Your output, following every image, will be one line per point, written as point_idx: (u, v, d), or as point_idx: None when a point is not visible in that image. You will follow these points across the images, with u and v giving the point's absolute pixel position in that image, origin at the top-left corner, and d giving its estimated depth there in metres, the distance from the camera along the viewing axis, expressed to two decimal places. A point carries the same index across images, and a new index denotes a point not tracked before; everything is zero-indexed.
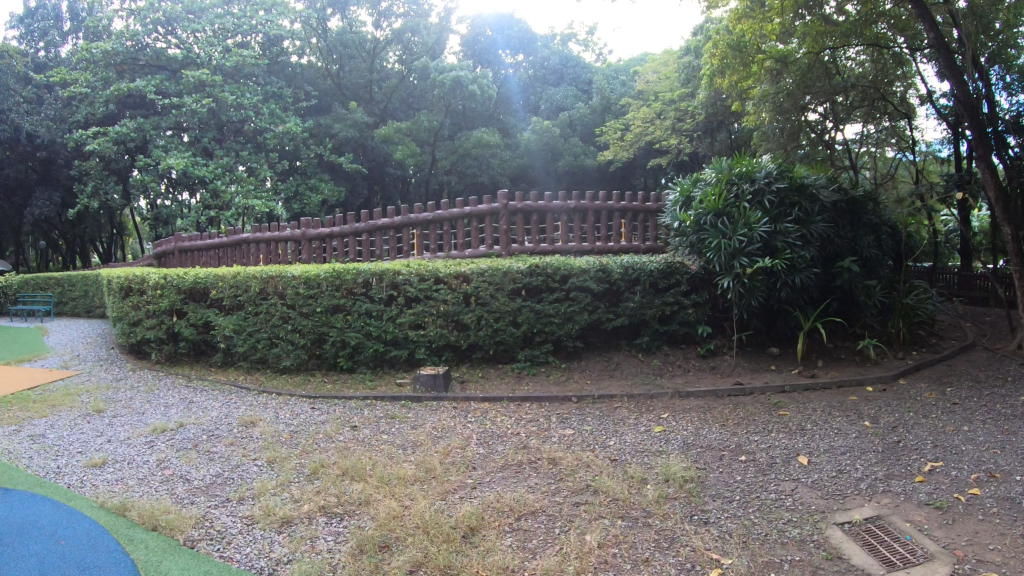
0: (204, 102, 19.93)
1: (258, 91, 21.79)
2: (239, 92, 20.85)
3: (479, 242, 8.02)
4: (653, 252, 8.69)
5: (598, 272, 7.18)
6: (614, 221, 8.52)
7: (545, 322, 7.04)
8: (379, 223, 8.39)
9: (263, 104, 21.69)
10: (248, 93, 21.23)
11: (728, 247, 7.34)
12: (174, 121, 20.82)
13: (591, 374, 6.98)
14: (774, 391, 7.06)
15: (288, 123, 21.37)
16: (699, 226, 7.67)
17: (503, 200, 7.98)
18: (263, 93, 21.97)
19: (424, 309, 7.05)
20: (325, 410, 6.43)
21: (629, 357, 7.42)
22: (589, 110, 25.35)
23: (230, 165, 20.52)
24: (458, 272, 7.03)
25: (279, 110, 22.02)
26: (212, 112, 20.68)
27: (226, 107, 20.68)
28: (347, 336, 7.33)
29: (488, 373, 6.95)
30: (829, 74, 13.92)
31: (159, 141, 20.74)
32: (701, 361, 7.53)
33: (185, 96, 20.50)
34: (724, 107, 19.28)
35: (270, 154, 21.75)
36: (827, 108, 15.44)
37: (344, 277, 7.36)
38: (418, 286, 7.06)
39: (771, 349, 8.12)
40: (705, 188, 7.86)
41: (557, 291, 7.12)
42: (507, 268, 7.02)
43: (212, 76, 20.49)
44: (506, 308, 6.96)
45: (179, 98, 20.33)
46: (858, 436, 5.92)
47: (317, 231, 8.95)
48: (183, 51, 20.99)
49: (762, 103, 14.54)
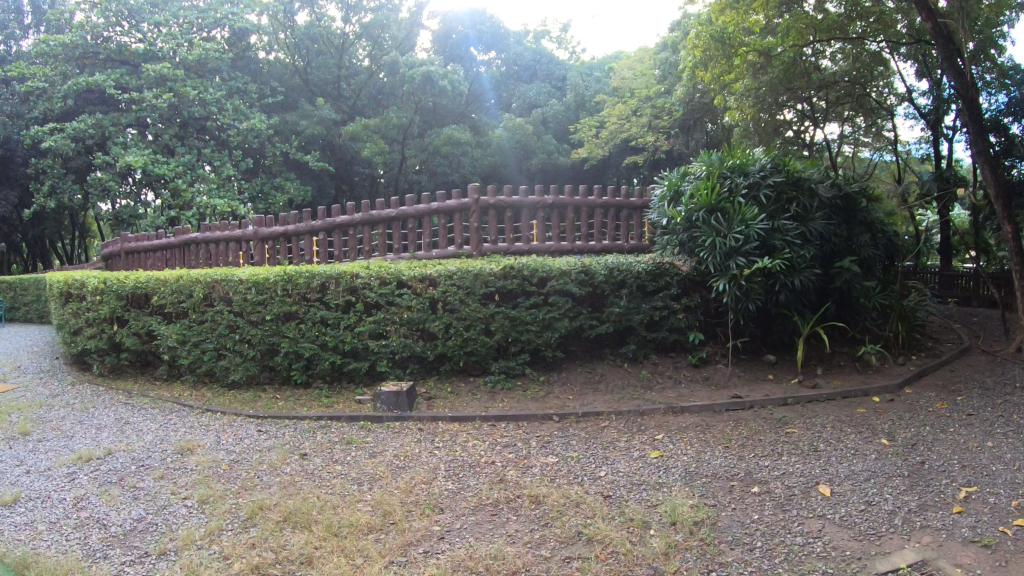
0: (164, 96, 18.97)
1: (223, 86, 20.84)
2: (202, 87, 19.89)
3: (446, 242, 7.29)
4: (638, 251, 7.94)
5: (580, 274, 6.45)
6: (596, 218, 7.79)
7: (522, 330, 6.30)
8: (337, 221, 7.62)
9: (227, 100, 20.73)
10: (211, 89, 20.27)
11: (724, 246, 6.66)
12: (134, 117, 19.81)
13: (573, 387, 6.25)
14: (776, 404, 6.40)
15: (252, 120, 20.44)
16: (690, 224, 6.97)
17: (473, 194, 7.24)
18: (227, 89, 21.00)
19: (386, 317, 6.26)
20: (273, 435, 5.66)
21: (615, 368, 6.71)
22: (563, 107, 24.65)
23: (192, 163, 19.56)
24: (423, 274, 6.26)
25: (244, 106, 21.08)
26: (173, 108, 19.70)
27: (188, 103, 19.71)
28: (299, 348, 6.55)
29: (458, 387, 6.19)
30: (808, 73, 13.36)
31: (117, 137, 19.72)
32: (694, 371, 6.85)
33: (144, 91, 19.50)
34: (705, 104, 18.67)
35: (233, 152, 20.81)
36: (803, 108, 14.93)
37: (295, 281, 6.58)
38: (378, 290, 6.28)
39: (768, 357, 7.45)
40: (695, 182, 7.17)
41: (535, 295, 6.38)
42: (478, 270, 6.25)
43: (173, 70, 19.51)
44: (478, 314, 6.20)
45: (138, 92, 19.32)
46: (875, 460, 5.27)
47: (270, 230, 8.16)
48: (144, 45, 19.97)
49: (741, 104, 13.97)
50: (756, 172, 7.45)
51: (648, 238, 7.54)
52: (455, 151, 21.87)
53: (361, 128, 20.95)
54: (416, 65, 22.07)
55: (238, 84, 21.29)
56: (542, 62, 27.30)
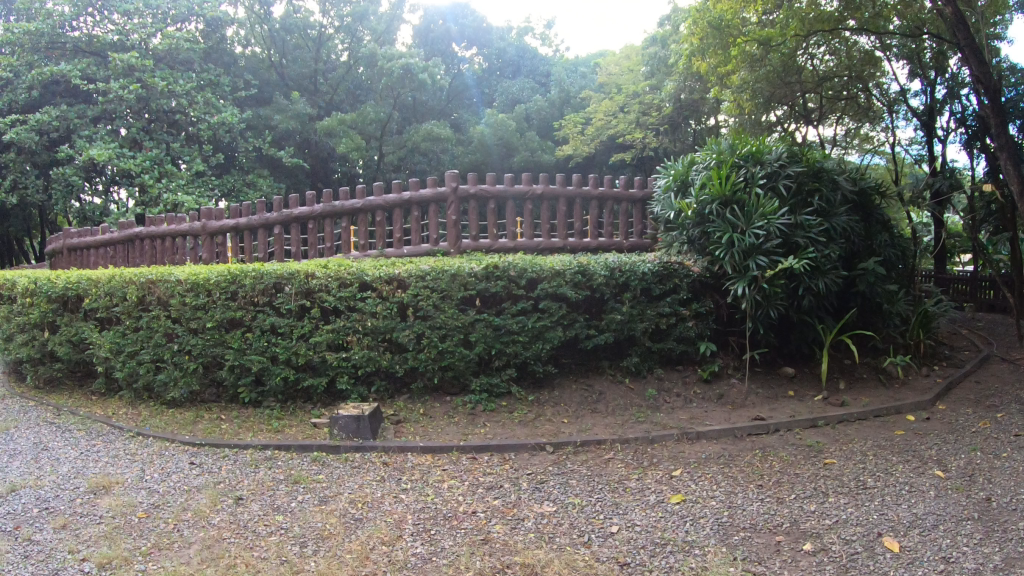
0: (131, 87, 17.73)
1: (195, 79, 19.60)
2: (172, 78, 18.63)
3: (419, 237, 6.34)
4: (639, 249, 6.97)
5: (576, 275, 5.46)
6: (591, 211, 6.84)
7: (508, 340, 5.30)
8: (295, 213, 6.64)
9: (197, 92, 19.48)
10: (182, 80, 19.00)
11: (742, 244, 5.75)
12: (100, 109, 18.48)
13: (568, 408, 5.30)
14: (803, 428, 5.53)
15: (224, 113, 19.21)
16: (702, 218, 6.06)
17: (451, 183, 6.28)
18: (198, 80, 19.69)
19: (345, 325, 5.24)
20: (206, 470, 4.75)
21: (615, 384, 5.76)
22: (546, 103, 23.48)
23: (161, 159, 18.21)
24: (389, 274, 5.24)
25: (216, 99, 19.84)
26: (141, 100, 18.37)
27: (156, 95, 18.44)
28: (245, 362, 5.57)
29: (431, 410, 5.21)
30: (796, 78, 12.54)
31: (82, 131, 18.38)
32: (705, 389, 5.93)
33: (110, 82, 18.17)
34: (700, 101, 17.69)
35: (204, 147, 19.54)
36: (788, 111, 13.98)
37: (239, 284, 5.62)
38: (337, 294, 5.26)
39: (787, 370, 6.56)
40: (707, 171, 6.25)
41: (524, 300, 5.38)
42: (455, 270, 5.24)
43: (142, 60, 18.29)
44: (455, 321, 5.18)
45: (103, 83, 18.01)
46: (933, 500, 4.37)
47: (219, 224, 7.17)
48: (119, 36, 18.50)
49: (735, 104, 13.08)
50: (774, 160, 6.55)
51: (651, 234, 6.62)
52: (435, 147, 20.77)
53: (337, 123, 19.76)
54: (394, 57, 20.99)
55: (210, 76, 19.98)
56: (525, 57, 26.17)
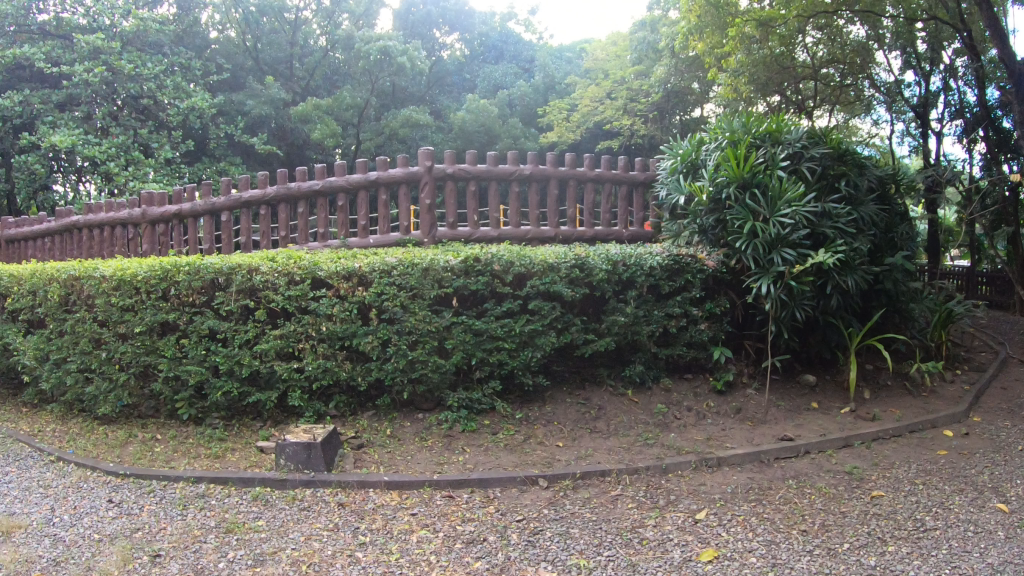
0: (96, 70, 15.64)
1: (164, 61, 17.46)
2: (140, 61, 16.60)
3: (388, 224, 5.51)
4: (640, 239, 6.12)
5: (574, 271, 4.40)
6: (587, 196, 6.00)
7: (491, 348, 4.29)
8: (244, 196, 5.76)
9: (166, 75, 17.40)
10: (151, 62, 16.88)
11: (766, 235, 4.97)
12: (65, 95, 16.36)
13: (563, 427, 4.46)
14: (833, 450, 4.79)
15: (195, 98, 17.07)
16: (717, 204, 5.26)
17: (425, 162, 5.44)
18: (168, 64, 17.62)
19: (294, 330, 4.28)
20: (125, 512, 3.94)
21: (616, 398, 4.91)
22: (530, 88, 22.00)
23: (128, 146, 15.89)
24: (346, 269, 4.19)
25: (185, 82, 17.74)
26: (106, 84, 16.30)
27: (123, 78, 16.34)
28: (181, 373, 4.76)
29: (399, 431, 4.36)
30: (790, 73, 11.49)
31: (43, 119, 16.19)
32: (718, 403, 5.14)
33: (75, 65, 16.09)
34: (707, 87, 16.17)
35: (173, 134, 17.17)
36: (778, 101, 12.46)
37: (173, 281, 4.73)
38: (285, 293, 4.24)
39: (808, 378, 5.81)
40: (721, 151, 5.45)
41: (510, 299, 4.36)
42: (427, 263, 4.20)
43: (108, 42, 16.21)
44: (427, 325, 4.16)
45: (66, 65, 15.92)
46: (1008, 545, 3.58)
47: (160, 210, 6.28)
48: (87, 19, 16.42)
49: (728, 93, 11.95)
50: (795, 140, 5.80)
51: (656, 224, 5.81)
52: (415, 134, 19.60)
53: (313, 108, 18.46)
54: (372, 40, 19.86)
55: (180, 59, 17.99)
56: (509, 42, 25.00)
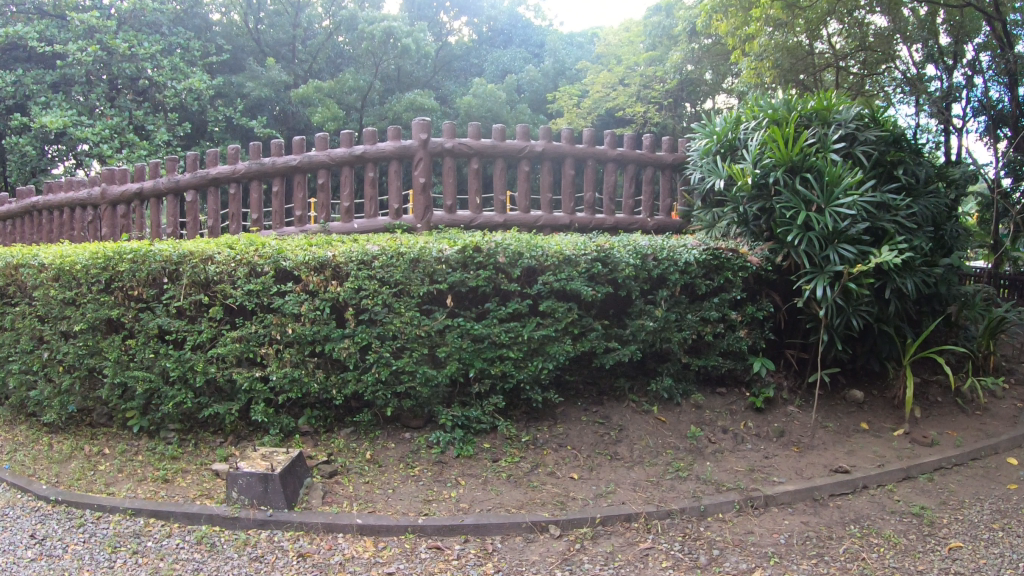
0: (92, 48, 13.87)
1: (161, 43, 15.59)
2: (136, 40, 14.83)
3: (376, 206, 4.79)
4: (667, 229, 5.38)
5: (597, 265, 3.55)
6: (607, 178, 5.24)
7: (492, 358, 3.48)
8: (212, 173, 5.00)
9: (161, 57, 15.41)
10: (148, 43, 15.10)
11: (820, 227, 4.28)
12: (58, 75, 14.39)
13: (578, 453, 3.72)
14: (892, 487, 4.07)
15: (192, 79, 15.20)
16: (760, 191, 4.54)
17: (420, 135, 4.69)
18: (164, 46, 15.61)
19: (254, 333, 3.55)
20: (45, 553, 3.19)
21: (640, 417, 4.16)
22: (538, 72, 20.56)
23: (123, 128, 13.98)
24: (317, 259, 3.40)
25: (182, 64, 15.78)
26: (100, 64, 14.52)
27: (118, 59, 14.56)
28: (127, 380, 4.04)
29: (382, 455, 3.62)
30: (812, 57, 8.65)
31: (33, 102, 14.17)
32: (757, 424, 4.42)
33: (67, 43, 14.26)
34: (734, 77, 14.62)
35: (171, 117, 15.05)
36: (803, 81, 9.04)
37: (117, 272, 4.00)
38: (244, 287, 3.49)
39: (855, 394, 5.08)
40: (766, 129, 4.73)
41: (516, 299, 3.52)
42: (416, 253, 3.40)
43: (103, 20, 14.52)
44: (415, 327, 3.37)
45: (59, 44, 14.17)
46: None
47: (119, 190, 5.52)
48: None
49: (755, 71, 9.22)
50: (846, 121, 5.09)
51: (686, 213, 5.08)
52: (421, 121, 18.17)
53: (310, 91, 16.84)
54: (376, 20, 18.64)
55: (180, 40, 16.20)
56: (518, 27, 23.84)
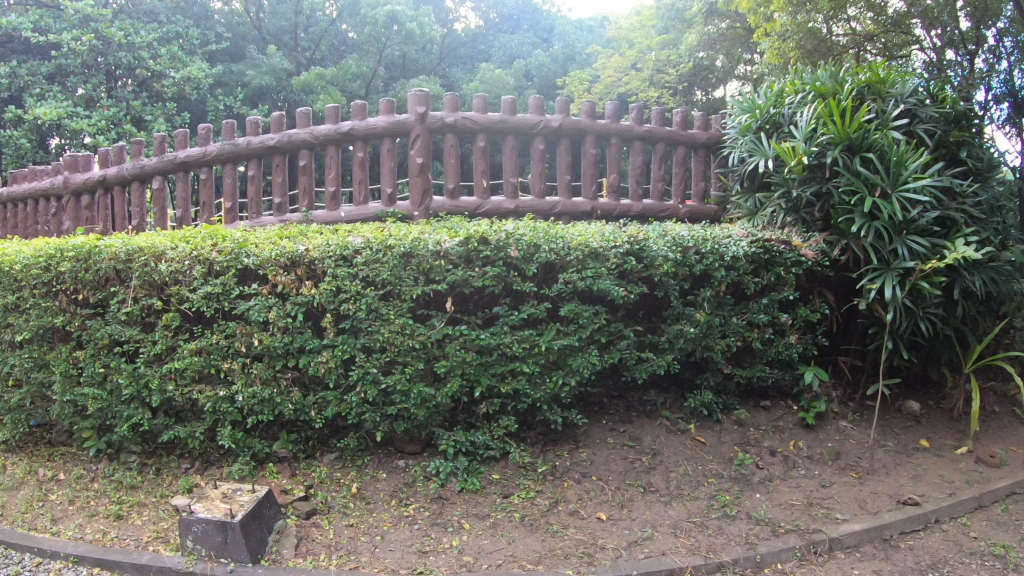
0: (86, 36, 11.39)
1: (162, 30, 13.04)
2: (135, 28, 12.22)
3: (366, 191, 4.21)
4: (702, 218, 4.75)
5: (630, 260, 2.91)
6: (634, 158, 4.62)
7: (502, 374, 2.86)
8: (180, 156, 4.41)
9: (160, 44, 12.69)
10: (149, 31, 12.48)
11: (886, 216, 3.72)
12: (52, 65, 11.90)
13: (605, 486, 3.12)
14: (964, 518, 3.51)
15: (194, 65, 12.31)
16: (814, 172, 3.98)
17: (415, 108, 4.09)
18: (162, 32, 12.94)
19: (214, 347, 2.96)
20: None
21: (675, 438, 3.56)
22: (548, 58, 19.20)
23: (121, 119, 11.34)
24: (287, 255, 2.80)
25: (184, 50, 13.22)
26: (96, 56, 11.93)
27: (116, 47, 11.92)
28: (77, 399, 3.47)
29: (372, 489, 3.03)
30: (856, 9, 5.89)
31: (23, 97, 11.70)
32: (809, 444, 3.83)
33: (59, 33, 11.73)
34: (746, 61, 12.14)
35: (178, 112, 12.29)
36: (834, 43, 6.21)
37: (60, 274, 3.42)
38: (200, 290, 2.88)
39: (912, 406, 4.43)
40: (818, 104, 4.14)
41: (532, 301, 2.89)
42: (409, 246, 2.76)
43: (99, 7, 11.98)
44: (407, 338, 2.76)
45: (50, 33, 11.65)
46: None
47: (82, 178, 4.94)
48: None
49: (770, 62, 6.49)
50: (905, 95, 4.48)
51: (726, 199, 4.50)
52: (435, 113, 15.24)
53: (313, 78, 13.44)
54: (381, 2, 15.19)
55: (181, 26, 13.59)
56: (527, 11, 22.16)
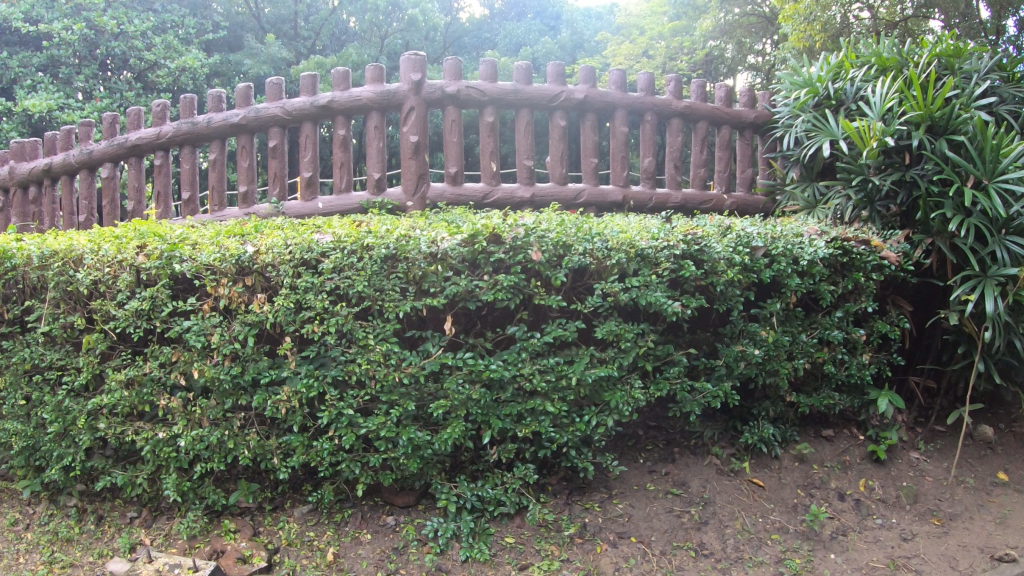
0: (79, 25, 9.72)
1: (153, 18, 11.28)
2: (127, 17, 10.39)
3: (348, 178, 3.71)
4: (752, 211, 4.24)
5: (687, 263, 2.24)
6: (673, 139, 4.07)
7: (519, 415, 2.20)
8: (132, 139, 3.94)
9: (155, 34, 10.92)
10: (145, 21, 10.65)
11: (983, 211, 3.05)
12: (45, 55, 9.95)
13: (647, 550, 2.47)
14: None
15: (192, 54, 10.52)
16: (892, 157, 3.37)
17: (407, 79, 3.59)
18: (157, 21, 11.18)
19: (151, 378, 2.33)
20: None
21: (727, 480, 2.89)
22: (556, 46, 18.34)
23: None
24: (233, 260, 2.13)
25: (181, 39, 11.49)
26: (89, 44, 10.13)
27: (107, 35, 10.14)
28: None
29: (351, 555, 2.38)
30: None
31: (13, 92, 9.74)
32: (882, 483, 3.13)
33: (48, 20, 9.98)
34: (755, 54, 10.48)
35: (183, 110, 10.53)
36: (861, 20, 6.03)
37: None
38: (127, 305, 2.23)
39: (987, 430, 3.53)
40: (894, 81, 3.51)
41: (557, 320, 2.22)
42: (392, 247, 2.09)
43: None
44: (392, 370, 2.10)
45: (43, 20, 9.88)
46: None
47: (25, 167, 4.40)
48: None
49: (795, 46, 6.22)
50: (979, 71, 3.74)
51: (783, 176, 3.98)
52: None
53: (312, 65, 12.16)
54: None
55: (178, 15, 11.85)
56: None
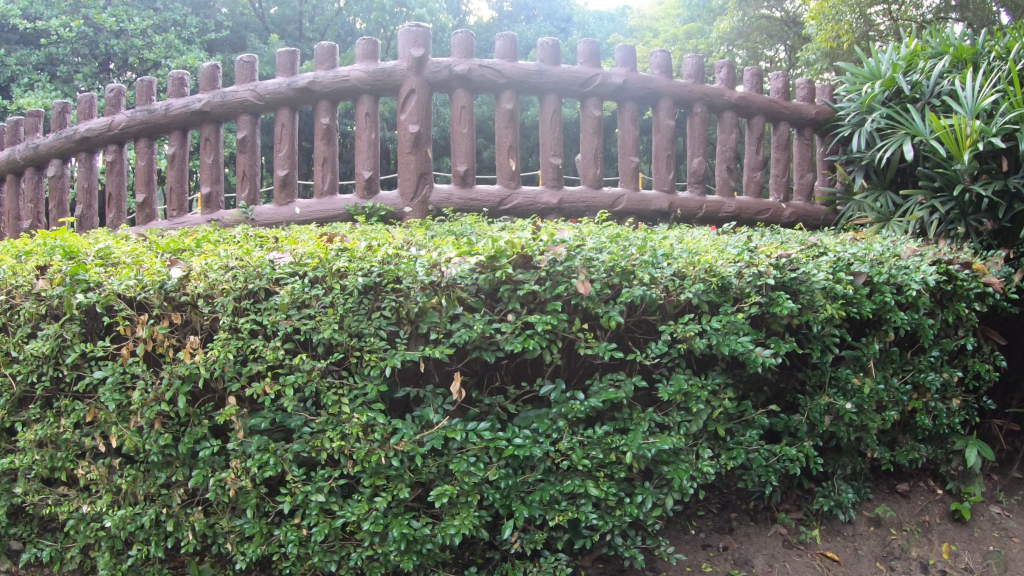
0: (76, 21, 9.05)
1: (154, 15, 10.57)
2: (125, 14, 9.66)
3: (332, 177, 3.25)
4: (813, 223, 3.78)
5: (780, 297, 1.69)
6: (727, 138, 3.58)
7: (552, 501, 1.65)
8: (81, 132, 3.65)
9: (157, 33, 10.26)
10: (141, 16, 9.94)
11: None
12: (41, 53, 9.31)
13: None
14: None
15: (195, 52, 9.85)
16: (988, 163, 2.79)
17: (405, 59, 3.12)
18: (159, 19, 10.47)
19: (71, 439, 1.78)
20: None
21: (794, 554, 2.30)
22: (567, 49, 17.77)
23: None
24: (156, 289, 1.63)
25: (182, 35, 10.77)
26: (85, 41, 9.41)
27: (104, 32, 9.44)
28: None
29: None
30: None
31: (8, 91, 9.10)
32: (967, 547, 2.45)
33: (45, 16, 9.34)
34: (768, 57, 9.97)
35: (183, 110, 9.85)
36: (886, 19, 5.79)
37: None
38: (30, 346, 1.74)
39: None
40: (989, 69, 2.95)
41: (603, 375, 1.67)
42: (365, 273, 1.56)
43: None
44: (378, 447, 1.55)
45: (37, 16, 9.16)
46: None
47: None
48: None
49: None
50: None
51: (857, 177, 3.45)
52: None
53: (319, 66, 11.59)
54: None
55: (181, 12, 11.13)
56: None
